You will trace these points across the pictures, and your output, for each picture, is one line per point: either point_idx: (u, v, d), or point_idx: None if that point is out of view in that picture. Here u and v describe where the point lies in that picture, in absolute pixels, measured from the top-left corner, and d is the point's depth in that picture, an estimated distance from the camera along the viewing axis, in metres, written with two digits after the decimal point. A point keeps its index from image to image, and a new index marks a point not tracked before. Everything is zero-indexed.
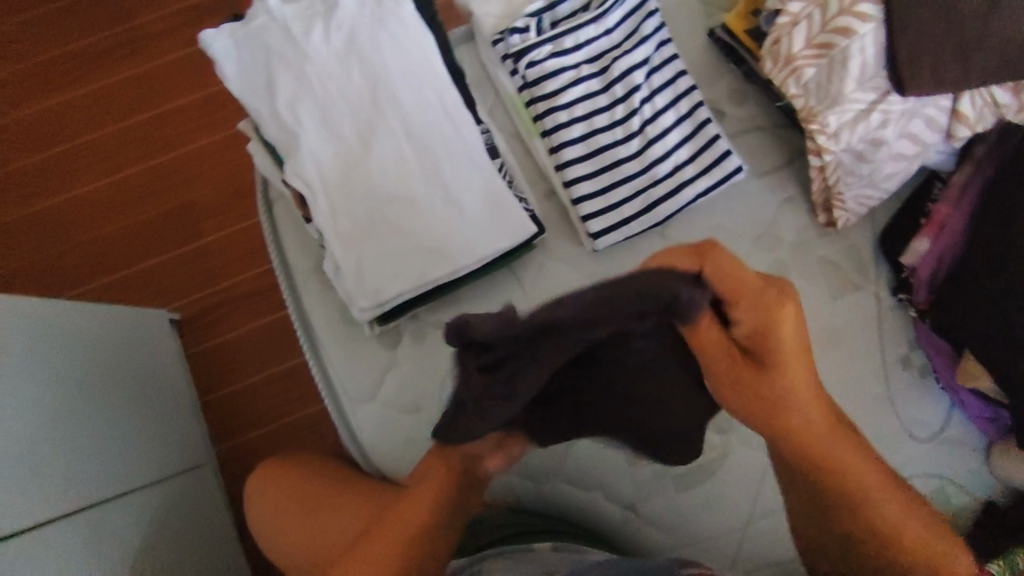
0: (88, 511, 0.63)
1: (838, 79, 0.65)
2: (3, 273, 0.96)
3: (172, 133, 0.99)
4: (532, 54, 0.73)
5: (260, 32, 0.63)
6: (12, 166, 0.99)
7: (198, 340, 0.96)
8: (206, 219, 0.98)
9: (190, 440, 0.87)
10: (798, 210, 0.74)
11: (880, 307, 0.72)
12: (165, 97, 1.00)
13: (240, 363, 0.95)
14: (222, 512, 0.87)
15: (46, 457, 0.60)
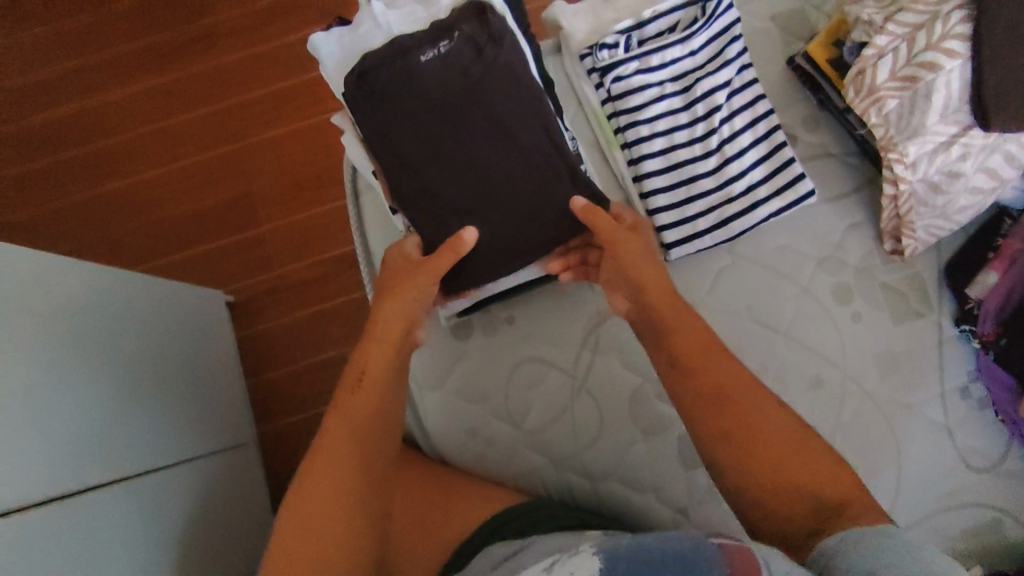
0: (127, 482, 0.78)
1: (918, 112, 0.65)
2: (116, 236, 1.20)
3: (261, 135, 1.21)
4: (618, 70, 0.74)
5: (366, 37, 0.72)
6: (123, 138, 1.21)
7: (250, 325, 1.19)
8: (269, 211, 1.20)
9: (225, 424, 1.04)
10: (865, 236, 0.76)
11: (942, 335, 0.74)
12: (247, 88, 1.22)
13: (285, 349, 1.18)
14: (247, 484, 1.04)
15: (93, 437, 0.75)
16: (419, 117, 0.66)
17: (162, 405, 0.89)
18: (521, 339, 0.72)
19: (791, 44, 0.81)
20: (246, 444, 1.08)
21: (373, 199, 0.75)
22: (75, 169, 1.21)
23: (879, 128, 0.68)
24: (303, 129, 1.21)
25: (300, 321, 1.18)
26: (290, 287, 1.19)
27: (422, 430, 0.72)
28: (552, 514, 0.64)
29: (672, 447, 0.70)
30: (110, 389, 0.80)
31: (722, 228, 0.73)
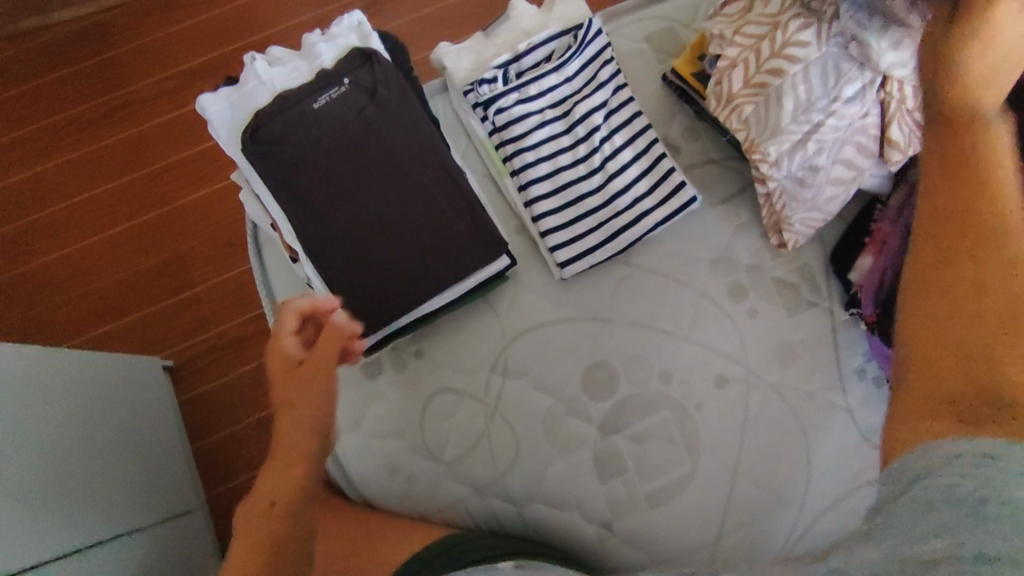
0: (57, 564, 0.76)
1: (774, 113, 0.68)
2: (43, 315, 1.18)
3: (178, 200, 1.22)
4: (499, 102, 0.77)
5: (251, 94, 0.73)
6: (44, 214, 1.21)
7: (185, 389, 1.18)
8: (195, 273, 1.20)
9: (166, 492, 1.02)
10: (752, 235, 0.79)
11: (834, 322, 0.77)
12: (167, 153, 1.23)
13: (223, 411, 1.17)
14: (192, 551, 1.02)
15: (14, 522, 0.73)
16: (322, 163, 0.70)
17: (96, 476, 0.88)
18: (430, 370, 0.73)
19: (665, 62, 0.85)
20: (189, 511, 1.07)
21: (273, 249, 0.76)
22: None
23: (739, 131, 0.71)
24: (220, 190, 1.22)
25: (237, 379, 1.18)
26: (223, 346, 1.19)
27: (343, 474, 0.73)
28: (481, 545, 0.66)
29: (588, 462, 0.71)
30: (35, 470, 0.79)
31: (613, 242, 0.75)
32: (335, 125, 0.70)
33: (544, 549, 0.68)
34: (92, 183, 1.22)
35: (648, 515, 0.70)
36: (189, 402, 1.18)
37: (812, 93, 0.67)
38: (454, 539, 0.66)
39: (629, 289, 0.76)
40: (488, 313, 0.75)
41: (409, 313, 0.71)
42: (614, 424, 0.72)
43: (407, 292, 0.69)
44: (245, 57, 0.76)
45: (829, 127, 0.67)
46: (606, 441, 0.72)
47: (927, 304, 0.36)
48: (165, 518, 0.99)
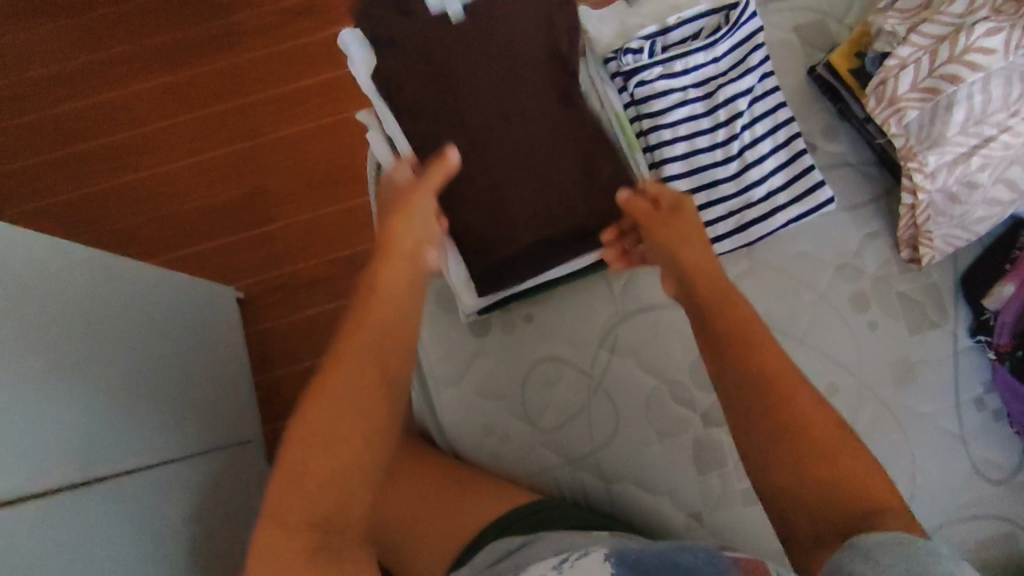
0: (140, 470, 0.78)
1: (940, 122, 0.66)
2: (133, 227, 1.20)
3: (275, 134, 1.22)
4: (643, 74, 0.75)
5: None
6: (147, 128, 1.23)
7: (260, 322, 1.19)
8: (284, 209, 1.20)
9: (229, 419, 1.03)
10: (881, 245, 0.76)
11: (957, 346, 0.74)
12: (275, 84, 1.23)
13: (293, 349, 1.18)
14: (249, 479, 1.04)
15: (105, 422, 0.74)
16: (462, 111, 0.68)
17: (171, 393, 0.89)
18: (539, 335, 0.72)
19: (812, 56, 0.82)
20: (248, 441, 1.08)
21: None
22: (94, 161, 1.22)
23: (897, 134, 0.69)
24: (318, 130, 1.22)
25: (310, 319, 1.18)
26: (300, 285, 1.19)
27: (438, 425, 0.73)
28: (571, 514, 0.64)
29: (685, 450, 0.70)
30: (122, 374, 0.80)
31: (743, 233, 0.73)
32: (477, 72, 0.68)
33: (611, 521, 0.66)
34: (194, 105, 1.23)
35: (741, 512, 0.69)
36: (263, 334, 1.19)
37: (988, 105, 0.65)
38: (544, 504, 0.65)
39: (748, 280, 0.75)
40: (603, 287, 0.73)
41: (527, 279, 0.70)
42: (717, 416, 0.70)
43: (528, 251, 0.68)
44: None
45: (1000, 143, 0.65)
46: (706, 431, 0.70)
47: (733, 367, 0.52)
48: (226, 444, 1.00)
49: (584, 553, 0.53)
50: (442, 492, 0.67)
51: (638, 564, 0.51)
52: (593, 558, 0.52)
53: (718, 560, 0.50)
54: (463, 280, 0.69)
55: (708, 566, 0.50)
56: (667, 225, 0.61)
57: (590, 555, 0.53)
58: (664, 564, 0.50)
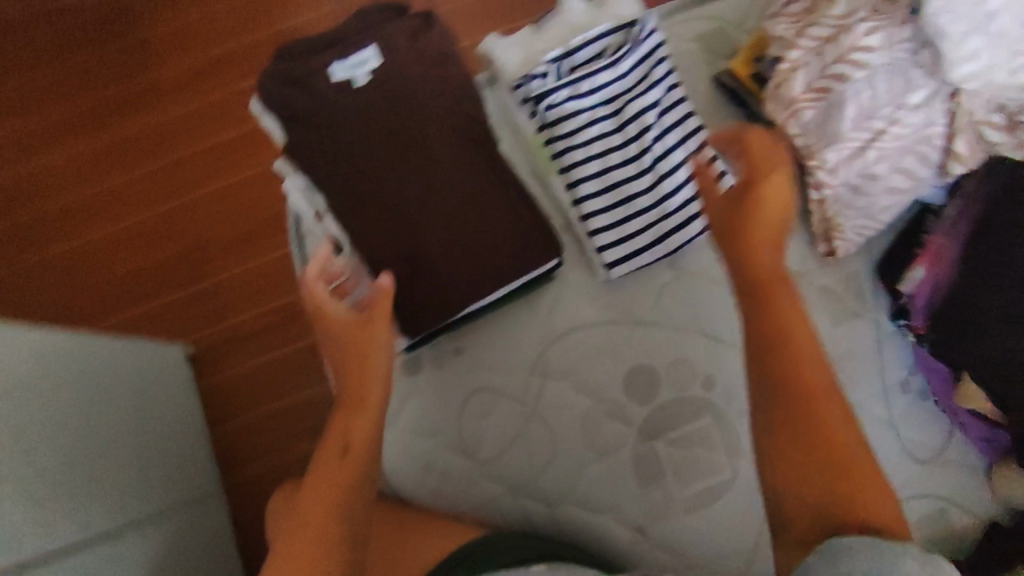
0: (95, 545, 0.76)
1: (834, 118, 0.68)
2: (69, 295, 1.18)
3: (205, 183, 1.21)
4: (551, 97, 0.74)
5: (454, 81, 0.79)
6: (75, 192, 1.21)
7: (209, 375, 1.17)
8: (223, 259, 1.19)
9: (187, 479, 1.02)
10: (798, 242, 0.78)
11: (879, 332, 0.76)
12: (201, 134, 1.22)
13: (245, 399, 1.17)
14: (213, 537, 1.02)
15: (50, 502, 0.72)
16: (367, 148, 0.67)
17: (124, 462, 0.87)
18: (472, 366, 0.73)
19: (716, 63, 0.83)
20: (210, 498, 1.06)
21: (315, 239, 0.74)
22: (23, 230, 1.19)
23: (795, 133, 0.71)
24: (248, 176, 1.21)
25: (260, 367, 1.17)
26: (247, 333, 1.18)
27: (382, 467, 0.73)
28: (519, 547, 0.63)
29: (626, 465, 0.71)
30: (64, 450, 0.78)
31: (661, 245, 0.74)
32: (380, 108, 0.67)
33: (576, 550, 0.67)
34: (121, 162, 1.21)
35: (684, 520, 0.70)
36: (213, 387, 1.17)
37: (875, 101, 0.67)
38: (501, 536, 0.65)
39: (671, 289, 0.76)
40: (530, 312, 0.75)
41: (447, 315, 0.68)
42: (653, 428, 0.72)
43: (442, 283, 0.67)
44: (329, 70, 0.67)
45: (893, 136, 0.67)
46: (644, 444, 0.71)
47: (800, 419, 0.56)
48: (187, 505, 0.99)
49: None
50: (390, 539, 0.66)
51: None
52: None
53: None
54: None
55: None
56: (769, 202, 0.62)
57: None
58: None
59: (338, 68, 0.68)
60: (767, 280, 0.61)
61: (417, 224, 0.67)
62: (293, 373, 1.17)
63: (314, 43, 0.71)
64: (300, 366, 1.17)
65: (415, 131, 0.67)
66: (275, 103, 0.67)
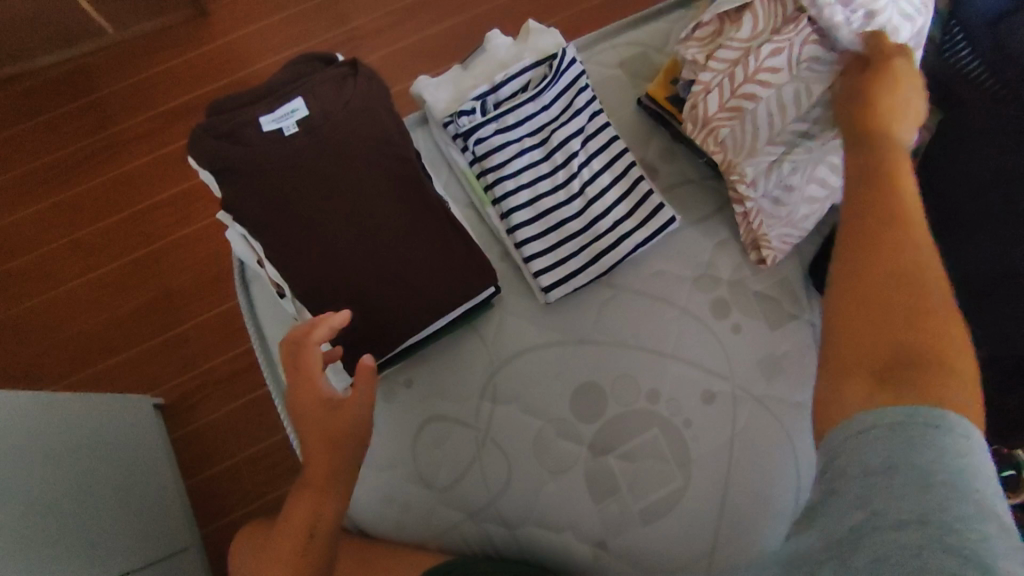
0: None
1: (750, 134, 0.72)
2: (33, 357, 1.18)
3: (165, 237, 1.23)
4: (479, 132, 0.78)
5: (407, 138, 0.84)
6: (34, 256, 1.22)
7: (178, 427, 1.17)
8: (186, 310, 1.21)
9: (159, 531, 1.01)
10: (731, 252, 0.80)
11: (816, 333, 0.79)
12: (158, 190, 1.24)
13: (216, 448, 1.17)
14: None
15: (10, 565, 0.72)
16: (302, 193, 0.69)
17: (85, 519, 0.87)
18: (423, 397, 0.75)
19: (639, 86, 0.87)
20: (185, 549, 1.05)
21: (261, 286, 0.77)
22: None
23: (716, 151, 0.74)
24: (205, 229, 1.23)
25: (229, 415, 1.18)
26: (214, 382, 1.19)
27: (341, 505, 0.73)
28: (484, 567, 0.66)
29: (579, 482, 0.72)
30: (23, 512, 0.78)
31: (595, 266, 0.77)
32: (313, 153, 0.70)
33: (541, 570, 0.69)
34: (78, 224, 1.23)
35: (642, 532, 0.71)
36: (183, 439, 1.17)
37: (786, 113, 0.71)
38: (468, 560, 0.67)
39: (611, 307, 0.78)
40: (477, 341, 0.77)
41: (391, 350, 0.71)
42: (603, 444, 0.73)
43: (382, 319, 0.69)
44: (260, 121, 0.70)
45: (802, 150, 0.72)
46: (595, 460, 0.73)
47: (863, 248, 0.44)
48: (161, 557, 0.98)
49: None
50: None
51: None
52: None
53: None
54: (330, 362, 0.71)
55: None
56: (894, 101, 0.53)
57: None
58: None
59: (268, 119, 0.70)
60: (892, 173, 0.48)
61: (355, 264, 0.69)
62: (262, 418, 1.18)
63: (245, 97, 0.73)
64: (269, 410, 1.18)
65: (348, 172, 0.70)
66: (209, 157, 0.69)
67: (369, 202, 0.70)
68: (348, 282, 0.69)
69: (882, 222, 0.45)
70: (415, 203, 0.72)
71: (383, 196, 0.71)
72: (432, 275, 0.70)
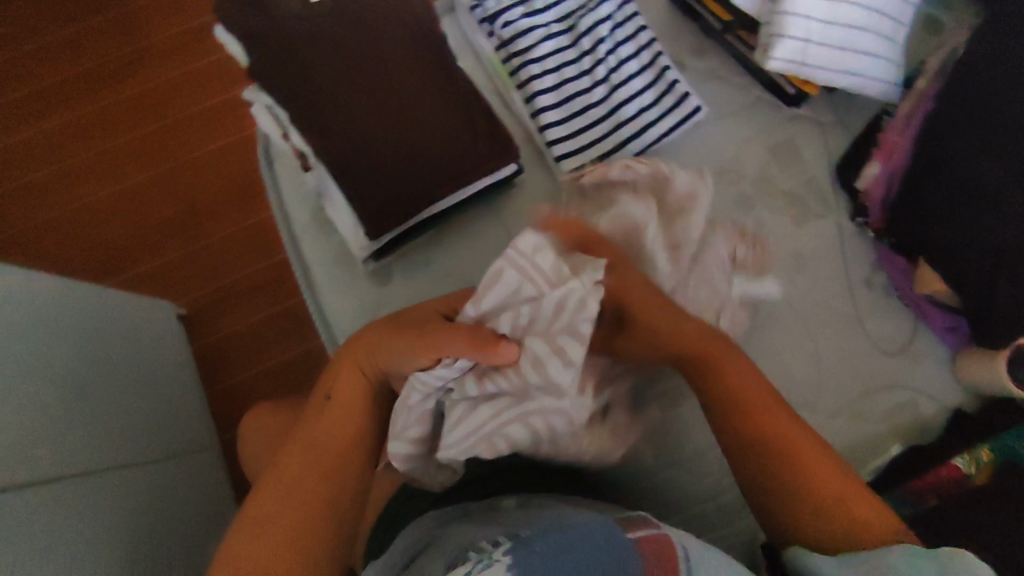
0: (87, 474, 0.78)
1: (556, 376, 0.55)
2: (63, 262, 1.18)
3: (193, 147, 1.22)
4: (507, 15, 0.77)
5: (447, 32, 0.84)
6: (63, 163, 1.22)
7: (202, 335, 1.17)
8: (211, 220, 1.20)
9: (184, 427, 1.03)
10: (758, 147, 0.79)
11: (842, 231, 0.78)
12: (185, 99, 1.23)
13: (238, 356, 1.17)
14: (212, 484, 1.03)
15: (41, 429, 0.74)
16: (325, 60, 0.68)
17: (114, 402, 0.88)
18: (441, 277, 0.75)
19: None
20: (207, 449, 1.07)
21: (286, 164, 0.77)
22: (11, 203, 1.20)
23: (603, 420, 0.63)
24: (230, 141, 1.23)
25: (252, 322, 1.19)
26: (239, 292, 1.18)
27: None
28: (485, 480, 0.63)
29: None
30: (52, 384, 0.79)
31: (619, 153, 0.76)
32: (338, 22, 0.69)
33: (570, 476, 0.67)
34: (105, 133, 1.23)
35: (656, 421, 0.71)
36: (206, 347, 1.17)
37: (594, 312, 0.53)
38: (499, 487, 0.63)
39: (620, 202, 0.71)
40: (497, 225, 0.77)
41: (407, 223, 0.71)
42: None
43: (403, 193, 0.69)
44: None
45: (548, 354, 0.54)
46: None
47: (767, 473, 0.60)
48: (185, 449, 1.00)
49: (491, 560, 0.45)
50: None
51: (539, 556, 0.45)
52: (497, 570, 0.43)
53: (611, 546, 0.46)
54: (354, 231, 0.71)
55: (608, 557, 0.45)
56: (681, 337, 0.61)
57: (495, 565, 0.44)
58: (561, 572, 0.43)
59: None
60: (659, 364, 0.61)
61: (374, 135, 0.69)
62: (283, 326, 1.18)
63: None
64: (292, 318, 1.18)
65: (373, 42, 0.69)
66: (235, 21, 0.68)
67: (394, 73, 0.70)
68: (369, 151, 0.68)
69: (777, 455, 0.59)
70: (440, 78, 0.71)
71: (407, 69, 0.70)
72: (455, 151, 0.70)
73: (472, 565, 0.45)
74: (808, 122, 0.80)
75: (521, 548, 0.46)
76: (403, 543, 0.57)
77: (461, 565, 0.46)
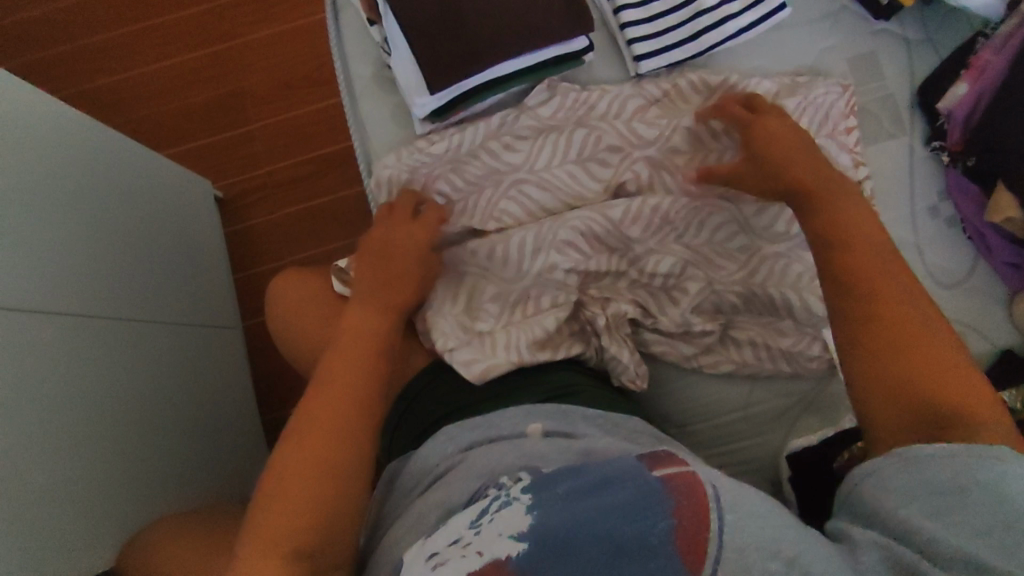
0: (103, 321, 0.76)
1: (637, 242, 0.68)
2: (115, 125, 1.16)
3: (260, 31, 1.16)
4: None
5: None
6: (124, 29, 1.17)
7: (236, 220, 1.14)
8: (265, 108, 1.15)
9: (212, 299, 1.02)
10: (840, 56, 0.75)
11: (913, 155, 0.74)
12: None
13: (272, 246, 1.13)
14: (230, 363, 1.02)
15: (72, 265, 0.73)
16: None
17: (144, 255, 0.87)
18: None
19: None
20: (229, 328, 1.05)
21: (356, 19, 0.76)
22: (64, 68, 1.17)
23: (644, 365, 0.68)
24: (298, 29, 1.16)
25: (286, 218, 1.14)
26: (283, 181, 1.14)
27: None
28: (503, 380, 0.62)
29: None
30: (90, 219, 0.77)
31: (694, 43, 0.72)
32: None
33: (601, 390, 0.63)
34: (173, 7, 1.17)
35: None
36: (239, 234, 1.14)
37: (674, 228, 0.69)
38: (415, 393, 0.64)
39: None
40: None
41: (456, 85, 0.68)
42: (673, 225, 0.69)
43: (474, 54, 0.67)
44: None
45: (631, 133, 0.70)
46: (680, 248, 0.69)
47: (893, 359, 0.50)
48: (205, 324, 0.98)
49: (512, 499, 0.44)
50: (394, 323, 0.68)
51: (558, 496, 0.43)
52: (515, 513, 0.43)
53: (651, 488, 0.43)
54: (414, 80, 0.68)
55: (644, 506, 0.42)
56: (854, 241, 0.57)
57: (514, 506, 0.44)
58: (590, 527, 0.41)
59: None
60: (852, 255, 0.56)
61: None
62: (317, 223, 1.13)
63: None
64: (331, 217, 1.13)
65: None
66: None
67: None
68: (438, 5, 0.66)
69: (897, 328, 0.51)
70: None
71: None
72: (521, 18, 0.67)
73: (492, 500, 0.45)
74: (896, 39, 0.75)
75: (540, 490, 0.44)
76: (428, 453, 0.56)
77: (484, 497, 0.46)
